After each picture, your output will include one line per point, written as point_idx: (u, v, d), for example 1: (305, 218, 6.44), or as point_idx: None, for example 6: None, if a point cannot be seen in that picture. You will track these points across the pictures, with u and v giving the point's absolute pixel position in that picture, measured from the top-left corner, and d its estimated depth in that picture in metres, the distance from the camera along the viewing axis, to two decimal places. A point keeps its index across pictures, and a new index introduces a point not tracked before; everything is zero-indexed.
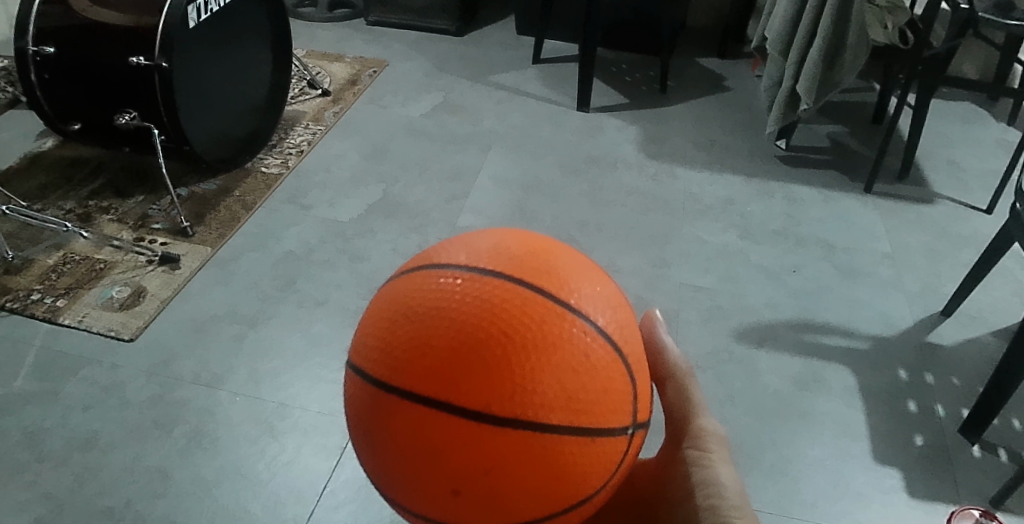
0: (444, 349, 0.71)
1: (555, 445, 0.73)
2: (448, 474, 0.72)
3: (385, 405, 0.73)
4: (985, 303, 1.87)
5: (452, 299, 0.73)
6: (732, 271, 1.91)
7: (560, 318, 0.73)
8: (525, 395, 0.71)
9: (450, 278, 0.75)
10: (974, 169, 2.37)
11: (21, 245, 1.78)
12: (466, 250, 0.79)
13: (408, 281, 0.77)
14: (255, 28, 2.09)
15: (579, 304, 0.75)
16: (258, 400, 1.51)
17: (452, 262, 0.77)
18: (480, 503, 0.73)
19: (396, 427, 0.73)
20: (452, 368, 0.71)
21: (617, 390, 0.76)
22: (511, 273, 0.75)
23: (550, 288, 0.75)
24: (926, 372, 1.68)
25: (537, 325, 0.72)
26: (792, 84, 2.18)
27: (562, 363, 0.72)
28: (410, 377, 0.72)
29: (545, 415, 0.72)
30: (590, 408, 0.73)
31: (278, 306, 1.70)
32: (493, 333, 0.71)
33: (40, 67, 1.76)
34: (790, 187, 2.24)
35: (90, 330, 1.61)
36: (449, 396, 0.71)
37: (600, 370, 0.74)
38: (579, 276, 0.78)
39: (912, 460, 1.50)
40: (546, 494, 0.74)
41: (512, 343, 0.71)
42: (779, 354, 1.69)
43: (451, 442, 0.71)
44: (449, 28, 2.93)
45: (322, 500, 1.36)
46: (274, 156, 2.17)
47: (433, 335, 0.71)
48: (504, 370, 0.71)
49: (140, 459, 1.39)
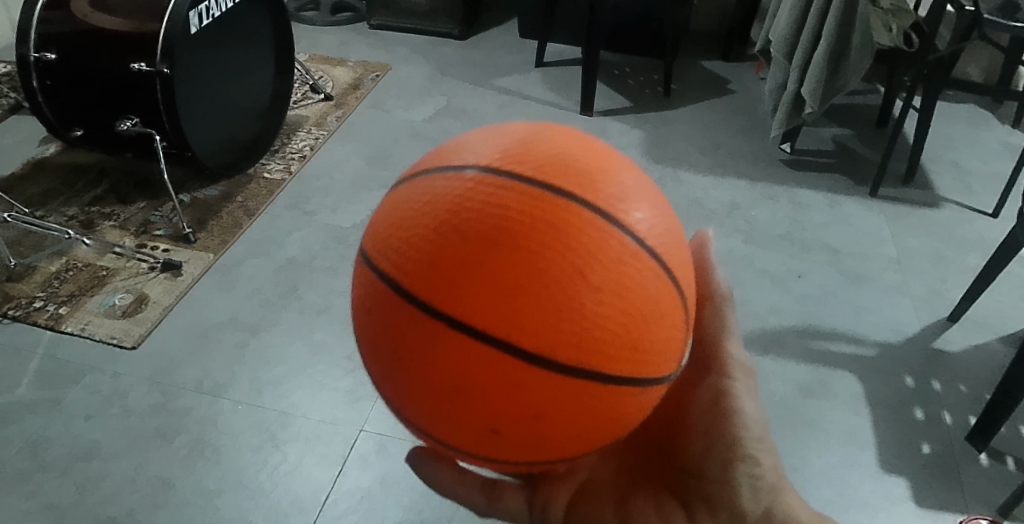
0: (467, 275, 0.69)
1: (597, 367, 0.71)
2: (486, 414, 0.72)
3: (407, 338, 0.72)
4: (992, 309, 1.85)
5: (467, 220, 0.70)
6: (736, 276, 1.90)
7: (583, 237, 0.70)
8: (553, 327, 0.69)
9: (463, 195, 0.72)
10: (979, 173, 2.35)
11: (24, 252, 1.78)
12: (478, 159, 0.75)
13: (418, 194, 0.74)
14: (257, 32, 2.08)
15: (614, 211, 0.72)
16: (260, 409, 1.50)
17: (478, 164, 0.73)
18: (520, 426, 0.72)
19: (428, 347, 0.71)
20: (486, 282, 0.69)
21: (657, 313, 0.73)
22: (529, 188, 0.71)
23: (573, 203, 0.71)
24: (933, 379, 1.67)
25: (574, 237, 0.69)
26: (796, 88, 2.17)
27: (592, 290, 0.69)
28: (444, 293, 0.70)
29: (577, 348, 0.70)
30: (625, 338, 0.71)
31: (279, 313, 1.69)
32: (530, 246, 0.68)
33: (42, 73, 1.76)
34: (795, 191, 2.23)
35: (91, 337, 1.60)
36: (486, 313, 0.69)
37: (641, 286, 0.71)
38: (603, 186, 0.74)
39: (918, 469, 1.49)
40: (588, 415, 0.73)
41: (549, 256, 0.68)
42: (785, 360, 1.68)
43: (479, 380, 0.71)
44: (452, 31, 2.92)
45: (324, 510, 1.35)
46: (276, 161, 2.16)
47: (453, 260, 0.69)
48: (528, 299, 0.69)
49: (142, 469, 1.39)
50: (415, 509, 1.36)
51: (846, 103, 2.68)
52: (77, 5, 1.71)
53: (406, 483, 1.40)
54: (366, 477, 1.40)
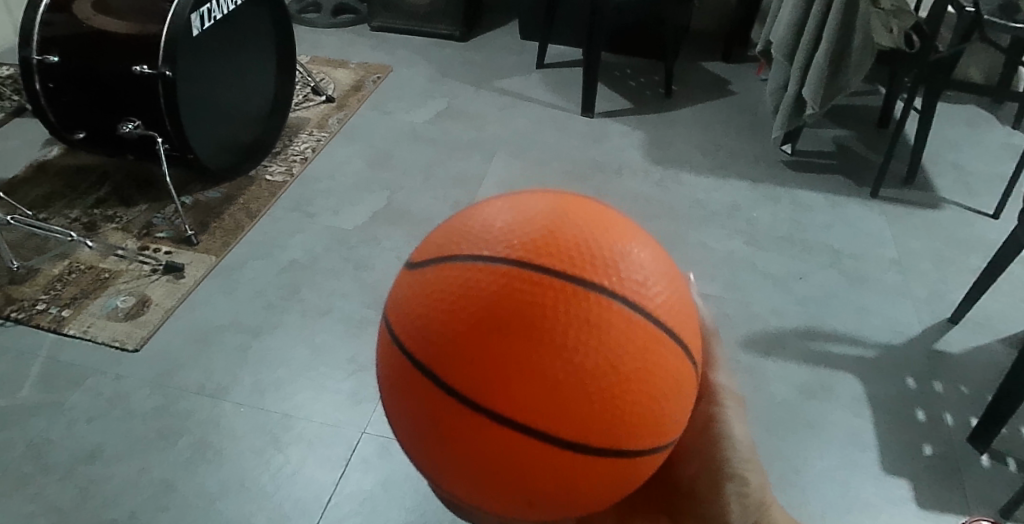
0: (484, 356, 0.66)
1: (605, 443, 0.69)
2: (508, 481, 0.70)
3: (429, 411, 0.70)
4: (993, 309, 1.85)
5: (482, 300, 0.66)
6: (737, 278, 1.90)
7: (603, 312, 0.67)
8: (574, 405, 0.66)
9: (477, 270, 0.68)
10: (980, 174, 2.35)
11: (26, 254, 1.78)
12: (490, 227, 0.71)
13: (432, 269, 0.71)
14: (259, 34, 2.08)
15: (623, 284, 0.69)
16: (262, 411, 1.50)
17: (482, 239, 0.70)
18: (533, 497, 0.71)
19: (436, 421, 0.70)
20: (493, 366, 0.66)
21: (673, 379, 0.71)
22: (544, 262, 0.67)
23: (590, 274, 0.68)
24: (934, 380, 1.67)
25: (583, 318, 0.66)
26: (797, 90, 2.17)
27: (612, 368, 0.66)
28: (449, 373, 0.67)
29: (599, 424, 0.68)
30: (646, 409, 0.69)
31: (282, 315, 1.69)
32: (547, 324, 0.65)
33: (45, 76, 1.76)
34: (796, 192, 2.23)
35: (94, 340, 1.60)
36: (506, 393, 0.66)
37: (651, 360, 0.68)
38: (617, 249, 0.70)
39: (920, 470, 1.49)
40: (597, 481, 0.72)
41: (557, 339, 0.65)
42: (786, 362, 1.68)
43: (498, 452, 0.69)
44: (454, 32, 2.93)
45: (327, 513, 1.35)
46: (278, 163, 2.16)
47: (470, 341, 0.66)
48: (549, 378, 0.66)
49: (145, 471, 1.39)
50: (418, 510, 1.36)
51: (847, 104, 2.68)
52: (79, 8, 1.71)
53: (409, 485, 1.40)
54: (368, 479, 1.40)
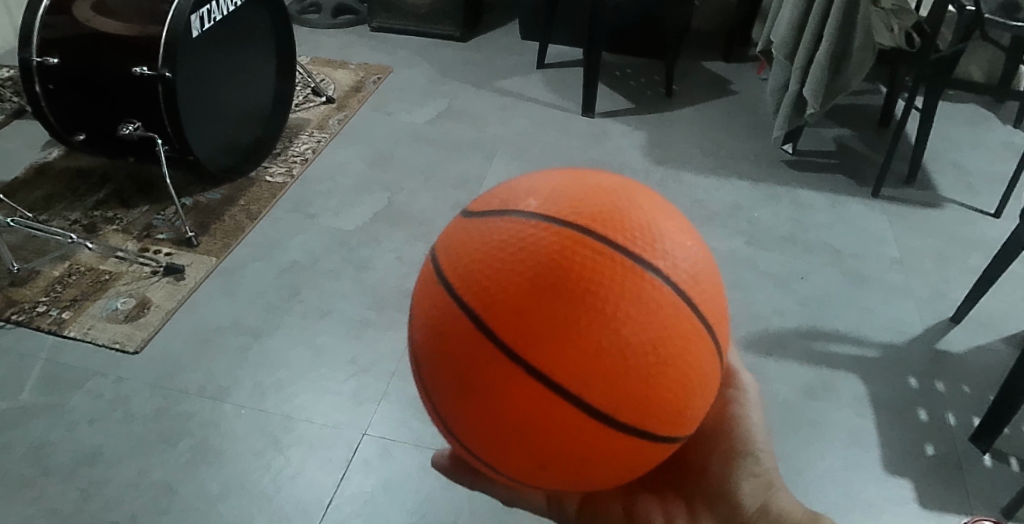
0: (515, 303, 0.71)
1: (624, 403, 0.72)
2: (525, 434, 0.73)
3: (457, 358, 0.74)
4: (995, 309, 1.85)
5: (518, 251, 0.72)
6: (738, 278, 1.89)
7: (630, 273, 0.72)
8: (595, 357, 0.70)
9: (516, 226, 0.74)
10: (982, 173, 2.35)
11: (27, 256, 1.78)
12: (532, 194, 0.78)
13: (475, 225, 0.77)
14: (259, 35, 2.08)
15: (649, 258, 0.74)
16: (263, 413, 1.50)
17: (524, 203, 0.76)
18: (551, 463, 0.75)
19: (463, 371, 0.73)
20: (531, 316, 0.70)
21: (694, 350, 0.74)
22: (578, 224, 0.73)
23: (620, 240, 0.73)
24: (936, 380, 1.66)
25: (615, 277, 0.71)
26: (798, 89, 2.17)
27: (634, 324, 0.70)
28: (481, 318, 0.72)
29: (619, 379, 0.71)
30: (666, 373, 0.72)
31: (283, 317, 1.69)
32: (576, 278, 0.70)
33: (45, 78, 1.76)
34: (797, 192, 2.23)
35: (95, 342, 1.60)
36: (533, 340, 0.71)
37: (679, 328, 0.73)
38: (648, 224, 0.76)
39: (922, 470, 1.48)
40: (612, 446, 0.74)
41: (591, 293, 0.70)
42: (788, 362, 1.68)
43: (520, 402, 0.72)
44: (454, 33, 2.92)
45: (328, 514, 1.35)
46: (278, 164, 2.16)
47: (504, 287, 0.71)
48: (575, 329, 0.70)
49: (146, 473, 1.39)
50: (419, 512, 1.36)
51: (849, 103, 2.68)
52: (78, 10, 1.71)
53: (410, 487, 1.39)
54: (369, 481, 1.40)
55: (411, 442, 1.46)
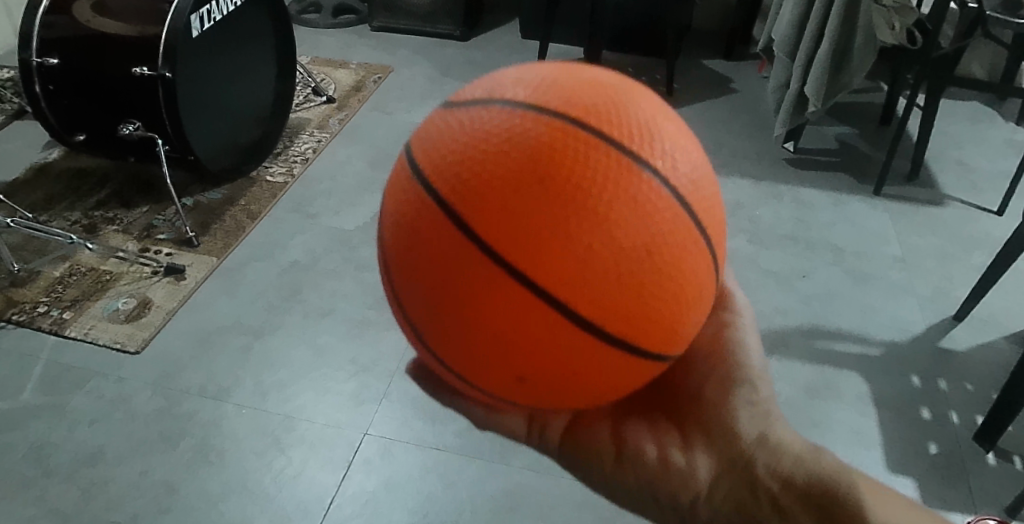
0: (496, 195, 0.67)
1: (608, 307, 0.68)
2: (501, 337, 0.69)
3: (432, 254, 0.70)
4: (998, 307, 1.84)
5: (503, 140, 0.68)
6: (740, 277, 1.89)
7: (621, 168, 0.68)
8: (579, 254, 0.66)
9: (502, 116, 0.70)
10: (984, 171, 2.34)
11: (28, 256, 1.78)
12: (518, 86, 0.74)
13: (458, 117, 0.73)
14: (260, 35, 2.08)
15: (641, 153, 0.70)
16: (264, 413, 1.49)
17: (508, 96, 0.72)
18: (527, 371, 0.71)
19: (439, 269, 0.70)
20: (510, 208, 0.66)
21: (686, 254, 0.70)
22: (567, 115, 0.69)
23: (611, 133, 0.70)
24: (939, 379, 1.66)
25: (609, 177, 0.67)
26: (799, 87, 2.16)
27: (622, 223, 0.67)
28: (460, 209, 0.68)
29: (603, 279, 0.67)
30: (654, 276, 0.68)
31: (283, 317, 1.69)
32: (562, 173, 0.66)
33: (45, 78, 1.75)
34: (799, 190, 2.22)
35: (95, 342, 1.60)
36: (514, 236, 0.67)
37: (676, 235, 0.69)
38: (642, 120, 0.72)
39: (926, 469, 1.48)
40: (597, 353, 0.70)
41: (583, 194, 0.66)
42: (790, 360, 1.67)
43: (498, 302, 0.68)
44: (455, 32, 2.92)
45: (330, 514, 1.35)
46: (279, 164, 2.16)
47: (484, 179, 0.67)
48: (558, 223, 0.66)
49: (147, 474, 1.38)
50: (421, 512, 1.36)
51: (850, 101, 2.67)
52: (78, 10, 1.71)
53: (412, 487, 1.39)
54: (371, 480, 1.40)
55: (413, 441, 1.46)
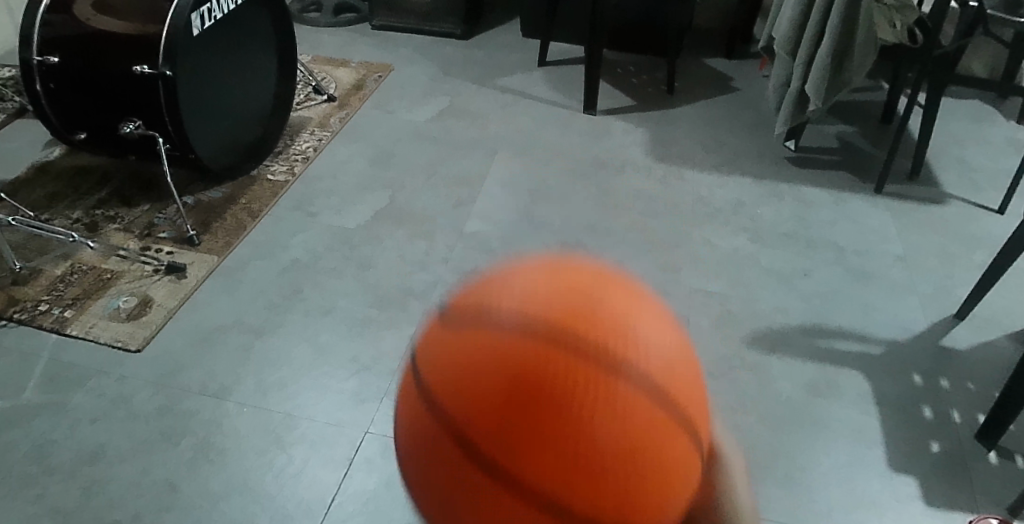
0: (485, 430, 0.64)
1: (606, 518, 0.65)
2: None
3: (438, 466, 0.69)
4: (1000, 306, 1.84)
5: (492, 371, 0.64)
6: (741, 275, 1.89)
7: (608, 393, 0.64)
8: (573, 482, 0.63)
9: (493, 337, 0.65)
10: (985, 169, 2.34)
11: (29, 255, 1.78)
12: (512, 295, 0.69)
13: (454, 328, 0.69)
14: (260, 33, 2.07)
15: (627, 371, 0.65)
16: (266, 411, 1.49)
17: (500, 308, 0.67)
18: None
19: (443, 479, 0.69)
20: (503, 442, 0.63)
21: (677, 457, 0.67)
22: (556, 337, 0.64)
23: (600, 353, 0.65)
24: (941, 377, 1.65)
25: (598, 404, 0.63)
26: (800, 85, 2.16)
27: (610, 449, 0.63)
28: (455, 435, 0.66)
29: (598, 500, 0.64)
30: (648, 486, 0.65)
31: (285, 315, 1.69)
32: (551, 405, 0.62)
33: (45, 77, 1.76)
34: (800, 188, 2.22)
35: (96, 340, 1.60)
36: (506, 468, 0.64)
37: (667, 439, 0.66)
38: (632, 326, 0.68)
39: (927, 468, 1.48)
40: None
41: (572, 428, 0.62)
42: (791, 359, 1.67)
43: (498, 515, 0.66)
44: (455, 31, 2.92)
45: (331, 513, 1.35)
46: (279, 162, 2.16)
47: (474, 410, 0.64)
48: (549, 455, 0.63)
49: (148, 472, 1.38)
50: None
51: (850, 100, 2.67)
52: (79, 8, 1.71)
53: None
54: (372, 479, 1.40)
55: None
